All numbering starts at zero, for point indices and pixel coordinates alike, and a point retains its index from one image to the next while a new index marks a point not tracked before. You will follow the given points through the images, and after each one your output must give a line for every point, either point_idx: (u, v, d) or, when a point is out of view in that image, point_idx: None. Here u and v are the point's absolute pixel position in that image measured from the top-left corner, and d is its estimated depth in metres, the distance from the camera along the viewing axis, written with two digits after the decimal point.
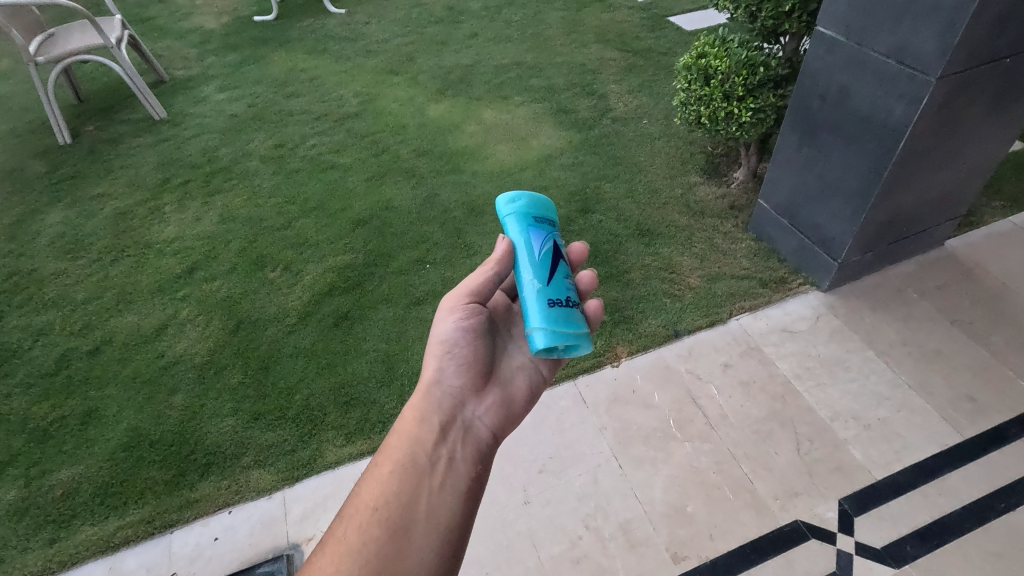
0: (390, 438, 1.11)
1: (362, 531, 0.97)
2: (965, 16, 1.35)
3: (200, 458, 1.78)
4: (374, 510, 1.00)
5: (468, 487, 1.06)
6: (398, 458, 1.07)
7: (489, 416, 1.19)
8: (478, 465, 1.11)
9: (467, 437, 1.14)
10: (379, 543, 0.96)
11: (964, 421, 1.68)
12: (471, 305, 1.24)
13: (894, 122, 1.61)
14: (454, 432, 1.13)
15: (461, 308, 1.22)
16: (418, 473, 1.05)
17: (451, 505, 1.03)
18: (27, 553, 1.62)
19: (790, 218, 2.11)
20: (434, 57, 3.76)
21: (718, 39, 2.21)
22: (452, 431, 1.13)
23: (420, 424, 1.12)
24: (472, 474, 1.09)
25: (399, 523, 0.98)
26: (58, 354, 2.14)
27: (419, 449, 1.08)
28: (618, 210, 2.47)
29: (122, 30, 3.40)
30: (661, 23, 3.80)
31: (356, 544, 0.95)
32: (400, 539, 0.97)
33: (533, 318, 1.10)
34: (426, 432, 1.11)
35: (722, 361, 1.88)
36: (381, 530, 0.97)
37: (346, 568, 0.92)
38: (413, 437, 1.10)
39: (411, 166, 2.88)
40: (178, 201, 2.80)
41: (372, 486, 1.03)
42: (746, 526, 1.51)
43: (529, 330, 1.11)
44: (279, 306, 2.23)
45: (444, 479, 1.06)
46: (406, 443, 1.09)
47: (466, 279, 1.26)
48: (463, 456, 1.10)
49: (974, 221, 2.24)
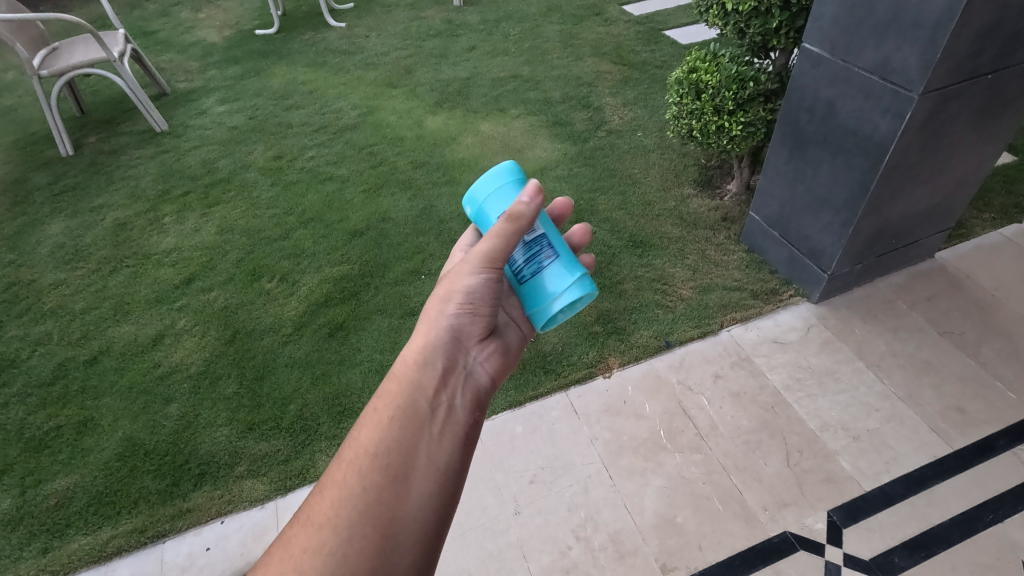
0: (389, 381, 1.03)
1: (362, 477, 0.90)
2: (945, 33, 1.38)
3: (194, 467, 1.80)
4: (372, 456, 0.92)
5: (469, 433, 1.01)
6: (398, 402, 0.99)
7: (489, 361, 1.16)
8: (477, 411, 1.06)
9: (468, 382, 1.09)
10: (378, 489, 0.89)
11: (953, 432, 1.69)
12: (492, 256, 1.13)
13: (879, 136, 1.64)
14: (456, 377, 1.08)
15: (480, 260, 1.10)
16: (420, 419, 0.98)
17: (452, 452, 0.97)
18: (20, 562, 1.63)
19: (780, 230, 2.14)
20: (433, 70, 3.81)
21: (709, 54, 2.25)
22: (454, 377, 1.07)
23: (421, 369, 1.04)
24: (472, 420, 1.04)
25: (400, 470, 0.91)
26: (56, 363, 2.16)
27: (421, 393, 1.01)
28: (611, 222, 2.50)
29: (126, 43, 3.46)
30: (657, 37, 3.85)
31: (354, 489, 0.89)
32: (400, 484, 0.90)
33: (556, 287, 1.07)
34: (428, 376, 1.04)
35: (713, 371, 1.90)
36: (380, 477, 0.90)
37: (345, 514, 0.87)
38: (415, 381, 1.02)
39: (408, 177, 2.91)
40: (177, 212, 2.84)
41: (370, 431, 0.95)
42: (734, 537, 1.52)
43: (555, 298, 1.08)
44: (275, 317, 2.25)
45: (446, 425, 1.00)
46: (407, 387, 1.02)
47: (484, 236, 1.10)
48: (464, 402, 1.05)
49: (964, 233, 2.26)
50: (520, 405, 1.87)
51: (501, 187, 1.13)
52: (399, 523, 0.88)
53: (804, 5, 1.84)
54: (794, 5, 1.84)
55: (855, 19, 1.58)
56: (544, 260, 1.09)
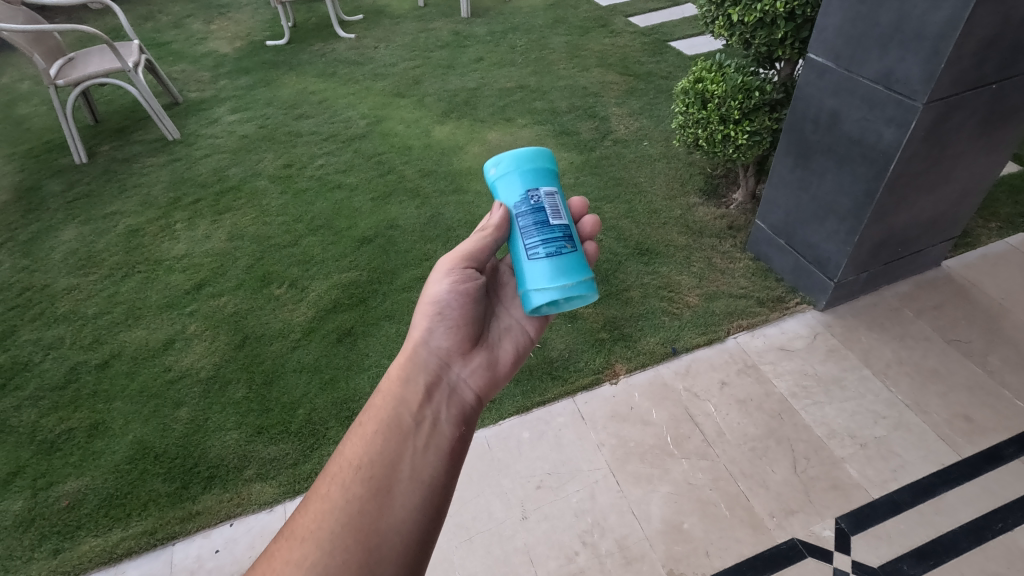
0: (375, 398, 1.10)
1: (345, 489, 0.93)
2: (948, 44, 1.40)
3: (204, 471, 1.81)
4: (356, 469, 0.96)
5: (452, 446, 1.05)
6: (382, 416, 1.05)
7: (474, 378, 1.20)
8: (461, 426, 1.10)
9: (451, 399, 1.14)
10: (362, 500, 0.92)
11: (961, 440, 1.68)
12: (465, 269, 1.23)
13: (883, 145, 1.66)
14: (439, 393, 1.13)
15: (454, 270, 1.22)
16: (403, 432, 1.03)
17: (435, 464, 1.00)
18: (32, 563, 1.65)
19: (786, 237, 2.15)
20: (441, 80, 3.86)
21: (715, 65, 2.27)
22: (438, 393, 1.13)
23: (404, 385, 1.11)
24: (456, 434, 1.08)
25: (382, 481, 0.95)
26: (67, 367, 2.19)
27: (404, 407, 1.07)
28: (618, 229, 2.52)
29: (140, 54, 3.52)
30: (663, 48, 3.89)
31: (338, 501, 0.91)
32: (383, 496, 0.93)
33: (560, 278, 1.11)
34: (411, 392, 1.10)
35: (719, 379, 1.90)
36: (363, 488, 0.94)
37: (328, 526, 0.89)
38: (397, 395, 1.09)
39: (415, 185, 2.94)
40: (188, 219, 2.88)
41: (355, 445, 1.00)
42: (741, 543, 1.52)
43: (557, 286, 1.10)
44: (284, 322, 2.27)
45: (428, 438, 1.04)
46: (391, 401, 1.08)
47: (461, 245, 1.26)
48: (447, 417, 1.09)
49: (970, 242, 2.27)
50: (527, 410, 1.88)
51: (518, 175, 1.19)
52: (382, 534, 0.89)
53: (809, 16, 1.87)
54: (799, 16, 1.86)
55: (859, 31, 1.60)
56: (565, 249, 1.14)
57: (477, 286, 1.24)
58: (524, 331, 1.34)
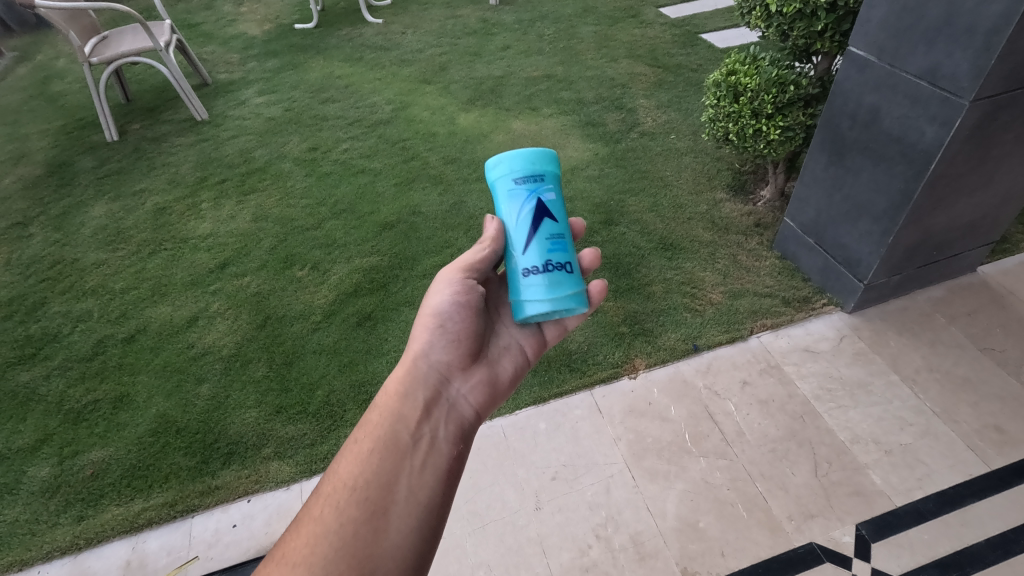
0: (371, 413, 1.09)
1: (339, 511, 0.92)
2: (1001, 38, 1.34)
3: (223, 447, 1.84)
4: (350, 490, 0.95)
5: (450, 466, 1.04)
6: (379, 433, 1.04)
7: (474, 394, 1.18)
8: (460, 443, 1.09)
9: (449, 416, 1.12)
10: (356, 524, 0.91)
11: (992, 451, 1.63)
12: (466, 276, 1.21)
13: (925, 143, 1.60)
14: (438, 410, 1.12)
15: (456, 279, 1.21)
16: (400, 452, 1.02)
17: (432, 486, 0.99)
18: (57, 529, 1.69)
19: (815, 237, 2.10)
20: (467, 67, 3.84)
21: (749, 57, 2.21)
22: (436, 411, 1.12)
23: (403, 401, 1.10)
24: (455, 452, 1.07)
25: (379, 503, 0.94)
26: (94, 340, 2.24)
27: (402, 424, 1.06)
28: (642, 223, 2.48)
29: (171, 34, 3.56)
30: (694, 40, 3.81)
31: (332, 525, 0.90)
32: (378, 519, 0.92)
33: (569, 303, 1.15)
34: (410, 408, 1.09)
35: (741, 378, 1.87)
36: (358, 511, 0.92)
37: (320, 552, 0.87)
38: (395, 412, 1.08)
39: (438, 173, 2.93)
40: (214, 199, 2.91)
41: (350, 465, 0.99)
42: (758, 545, 1.49)
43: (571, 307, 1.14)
44: (305, 304, 2.29)
45: (426, 458, 1.03)
46: (389, 418, 1.07)
47: (466, 252, 1.24)
48: (446, 434, 1.08)
49: (1008, 248, 2.19)
50: (543, 402, 1.88)
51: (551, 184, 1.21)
52: (377, 559, 0.88)
53: (852, 8, 1.80)
54: (841, 7, 1.79)
55: (904, 24, 1.55)
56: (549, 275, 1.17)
57: (478, 300, 1.21)
58: (523, 352, 1.31)
